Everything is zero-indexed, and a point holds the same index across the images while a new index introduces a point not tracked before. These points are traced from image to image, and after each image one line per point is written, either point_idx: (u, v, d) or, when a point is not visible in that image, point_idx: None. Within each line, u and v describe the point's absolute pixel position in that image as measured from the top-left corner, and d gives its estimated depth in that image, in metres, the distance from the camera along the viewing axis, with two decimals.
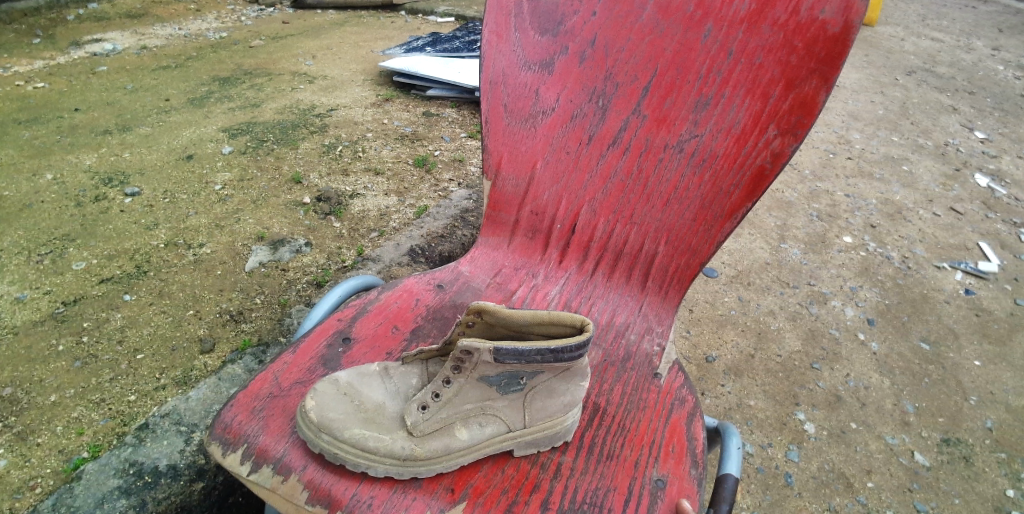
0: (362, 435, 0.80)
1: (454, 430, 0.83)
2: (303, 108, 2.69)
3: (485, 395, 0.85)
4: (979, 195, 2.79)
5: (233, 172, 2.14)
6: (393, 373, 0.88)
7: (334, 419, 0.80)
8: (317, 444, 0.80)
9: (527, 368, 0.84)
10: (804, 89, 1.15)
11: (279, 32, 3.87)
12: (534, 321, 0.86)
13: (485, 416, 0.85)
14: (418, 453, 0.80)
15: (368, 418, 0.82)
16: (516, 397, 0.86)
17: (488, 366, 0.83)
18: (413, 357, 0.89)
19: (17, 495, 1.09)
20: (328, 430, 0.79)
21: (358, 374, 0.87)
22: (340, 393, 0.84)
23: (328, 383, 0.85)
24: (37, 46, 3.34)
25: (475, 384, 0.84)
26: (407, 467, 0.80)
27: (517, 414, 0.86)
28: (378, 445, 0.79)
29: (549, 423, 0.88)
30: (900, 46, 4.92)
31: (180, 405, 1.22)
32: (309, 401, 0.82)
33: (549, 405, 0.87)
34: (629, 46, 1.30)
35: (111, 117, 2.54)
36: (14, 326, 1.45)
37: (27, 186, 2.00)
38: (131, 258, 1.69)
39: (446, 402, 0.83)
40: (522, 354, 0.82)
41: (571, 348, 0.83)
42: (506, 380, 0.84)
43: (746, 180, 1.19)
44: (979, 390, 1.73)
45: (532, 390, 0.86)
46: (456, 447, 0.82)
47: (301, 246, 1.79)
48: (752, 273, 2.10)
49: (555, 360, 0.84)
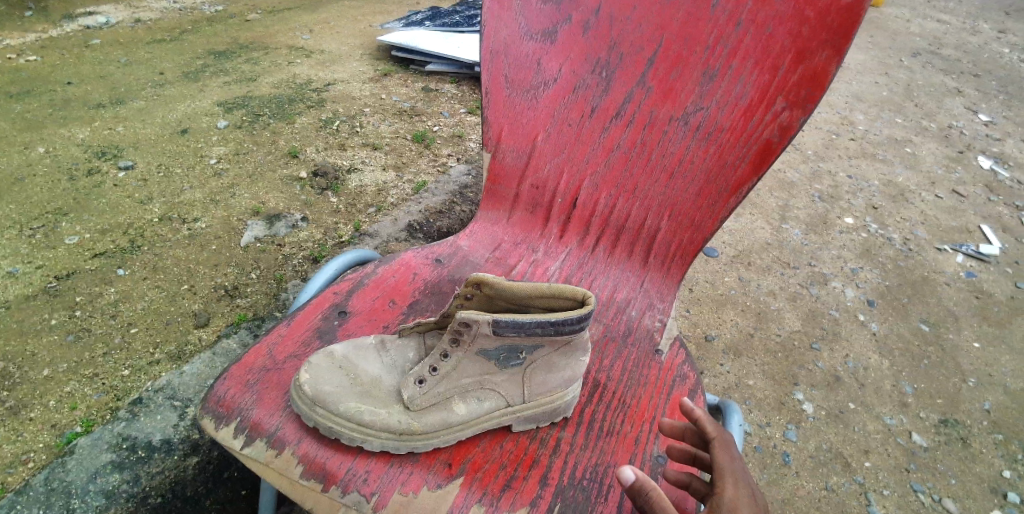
0: (358, 408, 0.78)
1: (452, 404, 0.82)
2: (300, 82, 2.64)
3: (483, 370, 0.83)
4: (982, 178, 2.77)
5: (229, 146, 2.10)
6: (390, 346, 0.87)
7: (329, 393, 0.78)
8: (312, 417, 0.78)
9: (527, 342, 0.82)
10: (815, 61, 1.11)
11: (276, 6, 3.79)
12: (534, 294, 0.84)
13: (484, 390, 0.84)
14: (415, 427, 0.79)
15: (365, 391, 0.80)
16: (515, 371, 0.84)
17: (487, 339, 0.81)
18: (410, 329, 0.88)
19: (10, 469, 1.08)
20: (322, 403, 0.78)
21: (354, 347, 0.86)
22: (335, 366, 0.82)
23: (323, 356, 0.83)
24: (29, 17, 3.26)
25: (473, 358, 0.82)
26: (404, 441, 0.79)
27: (516, 389, 0.85)
28: (374, 419, 0.78)
29: (549, 399, 0.87)
30: (906, 28, 4.84)
31: (175, 380, 1.21)
32: (303, 374, 0.80)
33: (549, 380, 0.86)
34: (635, 14, 1.26)
35: (105, 91, 2.49)
36: (7, 300, 1.43)
37: (18, 158, 1.97)
38: (125, 232, 1.67)
39: (443, 376, 0.82)
40: (523, 326, 0.79)
41: (572, 320, 0.81)
42: (505, 354, 0.83)
43: (753, 154, 1.16)
44: (978, 372, 1.73)
45: (532, 364, 0.84)
46: (454, 421, 0.81)
47: (297, 222, 1.76)
48: (753, 254, 2.08)
49: (556, 333, 0.82)
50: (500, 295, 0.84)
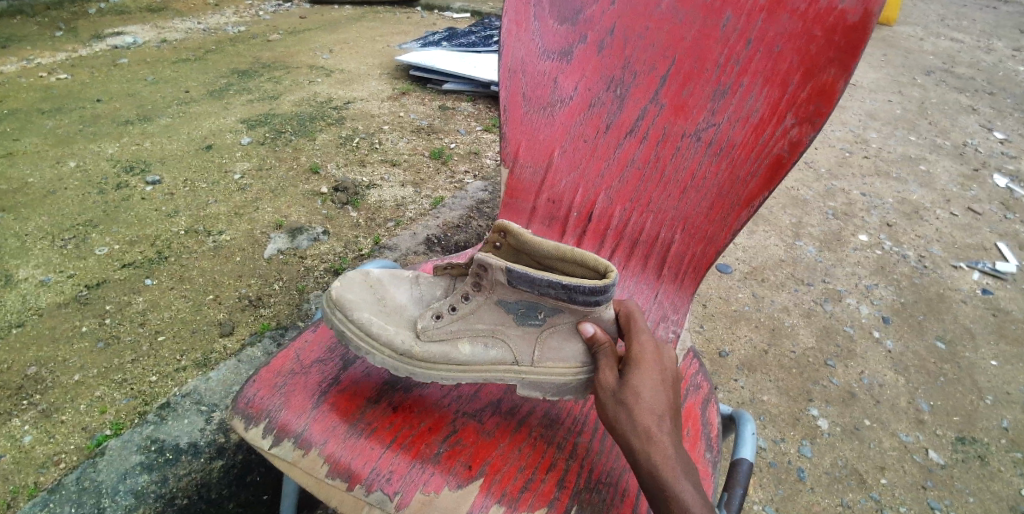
0: (371, 319, 0.85)
1: (458, 343, 0.87)
2: (320, 101, 2.72)
3: (500, 320, 0.88)
4: (998, 195, 2.76)
5: (252, 162, 2.17)
6: (422, 281, 0.93)
7: (352, 299, 0.86)
8: (331, 320, 0.86)
9: (544, 302, 0.85)
10: (823, 77, 1.14)
11: (297, 27, 3.91)
12: (557, 255, 0.86)
13: (494, 339, 0.88)
14: (416, 352, 0.85)
15: (385, 312, 0.87)
16: (531, 331, 0.87)
17: (506, 290, 0.86)
18: (440, 268, 0.92)
19: (42, 469, 1.12)
20: (343, 308, 0.86)
21: (391, 275, 0.93)
22: (367, 284, 0.89)
23: (360, 273, 0.91)
24: (60, 37, 3.40)
25: (495, 306, 0.87)
26: (403, 362, 0.85)
27: (527, 347, 0.87)
28: (381, 332, 0.84)
29: (561, 369, 0.87)
30: (919, 46, 4.86)
31: (201, 385, 1.26)
32: (338, 282, 0.88)
33: (564, 348, 0.87)
34: (648, 34, 1.30)
35: (132, 108, 2.58)
36: (40, 308, 1.49)
37: (51, 173, 2.05)
38: (153, 244, 1.73)
39: (460, 316, 0.87)
40: (535, 283, 0.83)
41: (584, 289, 0.82)
42: (523, 309, 0.87)
43: (764, 169, 1.20)
44: (995, 390, 1.71)
45: (551, 327, 0.87)
46: (455, 358, 0.86)
47: (319, 235, 1.81)
48: (767, 270, 2.09)
49: (568, 298, 0.84)
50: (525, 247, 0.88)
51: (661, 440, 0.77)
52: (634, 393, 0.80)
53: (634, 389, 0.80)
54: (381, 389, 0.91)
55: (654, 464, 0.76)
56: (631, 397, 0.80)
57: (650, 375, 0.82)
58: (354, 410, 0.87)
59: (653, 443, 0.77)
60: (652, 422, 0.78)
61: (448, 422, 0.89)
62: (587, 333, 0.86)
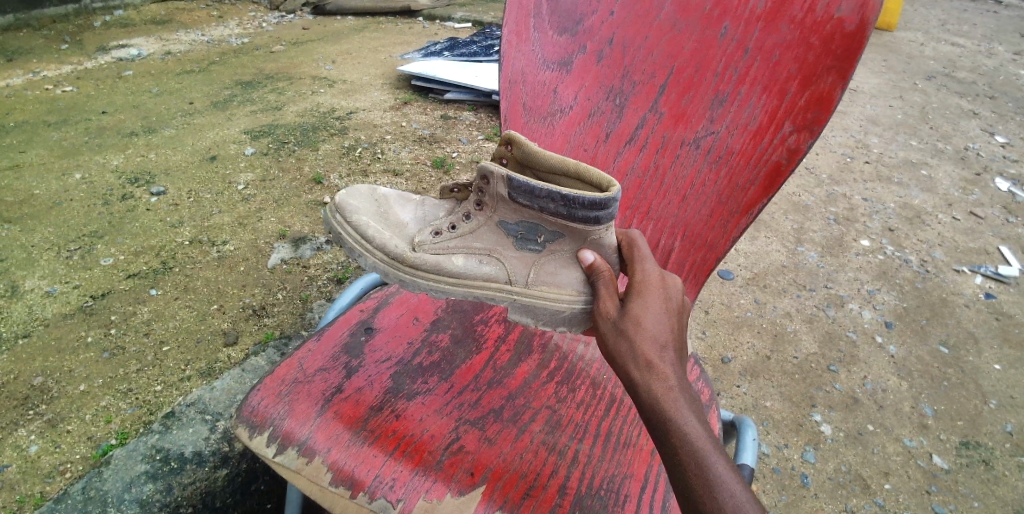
0: (370, 224, 0.94)
1: (453, 257, 0.93)
2: (323, 111, 2.75)
3: (498, 241, 0.94)
4: (1000, 199, 2.76)
5: (256, 172, 2.19)
6: (428, 204, 1.00)
7: (355, 206, 0.95)
8: (333, 223, 0.95)
9: (544, 226, 0.90)
10: (821, 85, 1.15)
11: (300, 38, 3.95)
12: (561, 172, 0.89)
13: (489, 258, 0.94)
14: (408, 259, 0.92)
15: (386, 223, 0.96)
16: (529, 255, 0.93)
17: (507, 210, 0.92)
18: (449, 192, 0.99)
19: (48, 479, 1.13)
20: (346, 212, 0.94)
21: (398, 197, 1.01)
22: (373, 198, 0.98)
23: (368, 189, 0.99)
24: (66, 50, 3.44)
25: (497, 228, 0.94)
26: (393, 267, 0.93)
27: (523, 268, 0.93)
28: (377, 235, 0.92)
29: (553, 294, 0.91)
30: (920, 52, 4.88)
31: (206, 395, 1.27)
32: (347, 191, 0.97)
33: (559, 275, 0.92)
34: (648, 44, 1.32)
35: (138, 120, 2.61)
36: (46, 318, 1.50)
37: (57, 184, 2.07)
38: (157, 254, 1.74)
39: (459, 235, 0.95)
40: (535, 194, 0.87)
41: (582, 202, 0.84)
42: (523, 231, 0.92)
43: (763, 176, 1.20)
44: (1000, 394, 1.71)
45: (549, 253, 0.92)
46: (447, 269, 0.93)
47: (322, 244, 1.83)
48: (769, 276, 2.10)
49: (567, 213, 0.86)
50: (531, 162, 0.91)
51: (662, 367, 0.74)
52: (634, 321, 0.79)
53: (634, 318, 0.79)
54: (384, 398, 0.92)
55: (654, 391, 0.72)
56: (630, 325, 0.79)
57: (650, 304, 0.80)
58: (357, 419, 0.88)
59: (652, 368, 0.74)
60: (651, 349, 0.76)
61: (449, 429, 0.90)
62: (586, 261, 0.89)
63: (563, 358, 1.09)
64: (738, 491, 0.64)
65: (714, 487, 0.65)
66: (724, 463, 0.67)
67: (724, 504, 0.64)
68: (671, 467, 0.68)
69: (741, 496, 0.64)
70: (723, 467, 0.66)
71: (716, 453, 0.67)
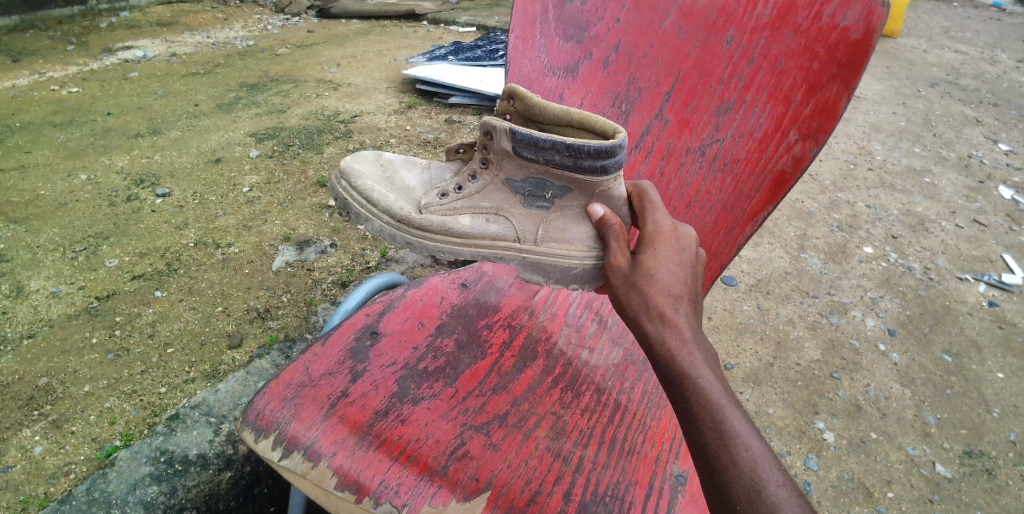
0: (376, 189, 1.00)
1: (461, 217, 1.00)
2: (328, 114, 2.76)
3: (505, 199, 1.01)
4: (1003, 207, 2.76)
5: (260, 175, 2.20)
6: (434, 168, 1.07)
7: (361, 172, 1.01)
8: (341, 190, 1.03)
9: (551, 182, 0.97)
10: (826, 94, 1.15)
11: (305, 41, 3.96)
12: (562, 122, 0.95)
13: (496, 217, 1.01)
14: (414, 220, 0.99)
15: (392, 188, 1.02)
16: (536, 213, 1.00)
17: (513, 168, 0.98)
18: (454, 153, 1.06)
19: (53, 480, 1.13)
20: (351, 178, 1.01)
21: (403, 162, 1.08)
22: (378, 164, 1.05)
23: (373, 155, 1.07)
24: (72, 51, 3.46)
25: (503, 187, 1.01)
26: (400, 229, 0.99)
27: (530, 226, 1.00)
28: (382, 199, 0.99)
29: (564, 249, 0.99)
30: (923, 58, 4.88)
31: (210, 397, 1.27)
32: (352, 158, 1.04)
33: (568, 230, 0.99)
34: (652, 51, 1.33)
35: (143, 121, 2.62)
36: (51, 319, 1.51)
37: (62, 185, 2.08)
38: (162, 256, 1.75)
39: (466, 195, 1.01)
40: (541, 147, 0.93)
41: (587, 151, 0.91)
42: (531, 188, 0.99)
43: (768, 184, 1.22)
44: (1003, 403, 1.71)
45: (558, 209, 1.00)
46: (455, 229, 0.99)
47: (326, 247, 1.83)
48: (772, 282, 2.10)
49: (572, 162, 0.93)
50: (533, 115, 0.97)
51: (677, 324, 0.80)
52: (647, 275, 0.86)
53: (647, 272, 0.86)
54: (389, 403, 0.92)
55: (668, 344, 0.79)
56: (644, 279, 0.86)
57: (664, 263, 0.86)
58: (362, 424, 0.88)
59: (665, 320, 0.81)
60: (666, 306, 0.82)
61: (454, 435, 0.90)
62: (595, 215, 0.97)
63: (567, 364, 1.09)
64: (753, 445, 0.69)
65: (731, 443, 0.69)
66: (740, 417, 0.71)
67: (739, 457, 0.68)
68: (687, 421, 0.73)
69: (756, 450, 0.68)
70: (739, 421, 0.71)
71: (733, 410, 0.71)
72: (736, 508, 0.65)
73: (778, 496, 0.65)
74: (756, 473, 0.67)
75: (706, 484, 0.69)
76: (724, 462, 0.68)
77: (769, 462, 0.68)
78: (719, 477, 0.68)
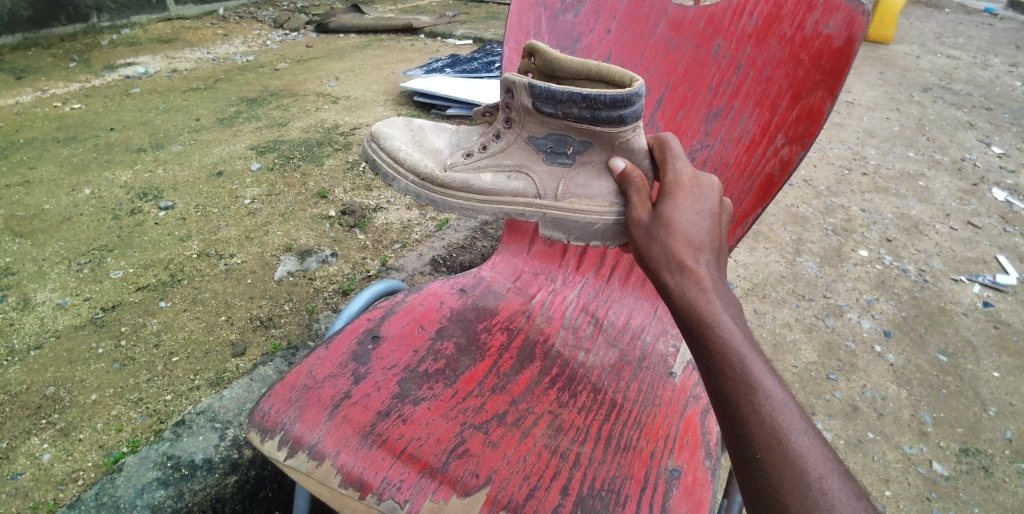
0: (403, 149, 1.12)
1: (484, 176, 1.12)
2: (328, 127, 2.80)
3: (527, 158, 1.12)
4: (997, 209, 2.78)
5: (262, 187, 2.23)
6: (461, 133, 1.18)
7: (388, 135, 1.13)
8: (367, 150, 1.15)
9: (573, 139, 1.07)
10: (811, 99, 1.18)
11: (303, 56, 4.03)
12: (581, 73, 1.02)
13: (518, 174, 1.12)
14: (436, 179, 1.10)
15: (420, 150, 1.14)
16: (557, 169, 1.11)
17: (536, 126, 1.09)
18: (479, 117, 1.16)
19: (61, 486, 1.15)
20: (379, 138, 1.13)
21: (433, 127, 1.21)
22: (408, 128, 1.18)
23: (404, 121, 1.19)
24: (74, 69, 3.51)
25: (526, 146, 1.11)
26: (424, 189, 1.10)
27: (552, 184, 1.11)
28: (408, 158, 1.10)
29: (587, 206, 1.07)
30: (916, 64, 4.94)
31: (215, 404, 1.29)
32: (383, 122, 1.17)
33: (589, 186, 1.08)
34: (644, 62, 1.37)
35: (145, 136, 2.66)
36: (58, 330, 1.53)
37: (67, 199, 2.12)
38: (166, 267, 1.78)
39: (490, 154, 1.13)
40: (560, 100, 1.01)
41: (604, 101, 0.98)
42: (553, 145, 1.09)
43: (757, 187, 1.25)
44: (999, 402, 1.73)
45: (579, 165, 1.09)
46: (475, 185, 1.11)
47: (327, 257, 1.86)
48: (768, 286, 2.12)
49: (589, 113, 1.01)
50: (552, 69, 1.06)
51: (697, 274, 0.82)
52: (667, 227, 0.88)
53: (667, 225, 0.88)
54: (391, 403, 0.95)
55: (688, 294, 0.80)
56: (664, 231, 0.88)
57: (684, 215, 0.88)
58: (364, 424, 0.90)
59: (686, 270, 0.82)
60: (686, 256, 0.83)
61: (455, 433, 0.93)
62: (617, 169, 1.05)
63: (564, 365, 1.13)
64: (773, 393, 0.70)
65: (751, 391, 0.70)
66: (762, 366, 0.72)
67: (760, 405, 0.69)
68: (709, 371, 0.75)
69: (777, 397, 0.70)
70: (761, 371, 0.72)
71: (754, 358, 0.73)
72: (757, 457, 0.67)
73: (799, 443, 0.67)
74: (776, 421, 0.68)
75: (727, 433, 0.71)
76: (745, 411, 0.70)
77: (790, 410, 0.69)
78: (739, 426, 0.69)
